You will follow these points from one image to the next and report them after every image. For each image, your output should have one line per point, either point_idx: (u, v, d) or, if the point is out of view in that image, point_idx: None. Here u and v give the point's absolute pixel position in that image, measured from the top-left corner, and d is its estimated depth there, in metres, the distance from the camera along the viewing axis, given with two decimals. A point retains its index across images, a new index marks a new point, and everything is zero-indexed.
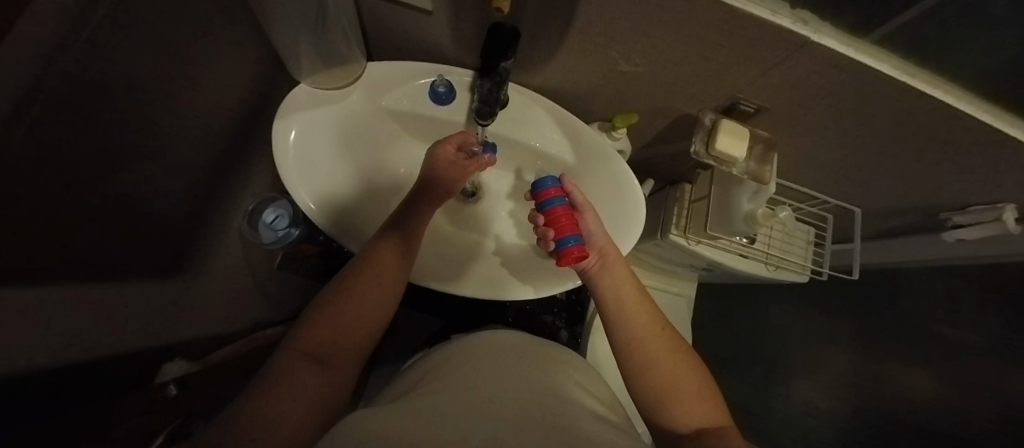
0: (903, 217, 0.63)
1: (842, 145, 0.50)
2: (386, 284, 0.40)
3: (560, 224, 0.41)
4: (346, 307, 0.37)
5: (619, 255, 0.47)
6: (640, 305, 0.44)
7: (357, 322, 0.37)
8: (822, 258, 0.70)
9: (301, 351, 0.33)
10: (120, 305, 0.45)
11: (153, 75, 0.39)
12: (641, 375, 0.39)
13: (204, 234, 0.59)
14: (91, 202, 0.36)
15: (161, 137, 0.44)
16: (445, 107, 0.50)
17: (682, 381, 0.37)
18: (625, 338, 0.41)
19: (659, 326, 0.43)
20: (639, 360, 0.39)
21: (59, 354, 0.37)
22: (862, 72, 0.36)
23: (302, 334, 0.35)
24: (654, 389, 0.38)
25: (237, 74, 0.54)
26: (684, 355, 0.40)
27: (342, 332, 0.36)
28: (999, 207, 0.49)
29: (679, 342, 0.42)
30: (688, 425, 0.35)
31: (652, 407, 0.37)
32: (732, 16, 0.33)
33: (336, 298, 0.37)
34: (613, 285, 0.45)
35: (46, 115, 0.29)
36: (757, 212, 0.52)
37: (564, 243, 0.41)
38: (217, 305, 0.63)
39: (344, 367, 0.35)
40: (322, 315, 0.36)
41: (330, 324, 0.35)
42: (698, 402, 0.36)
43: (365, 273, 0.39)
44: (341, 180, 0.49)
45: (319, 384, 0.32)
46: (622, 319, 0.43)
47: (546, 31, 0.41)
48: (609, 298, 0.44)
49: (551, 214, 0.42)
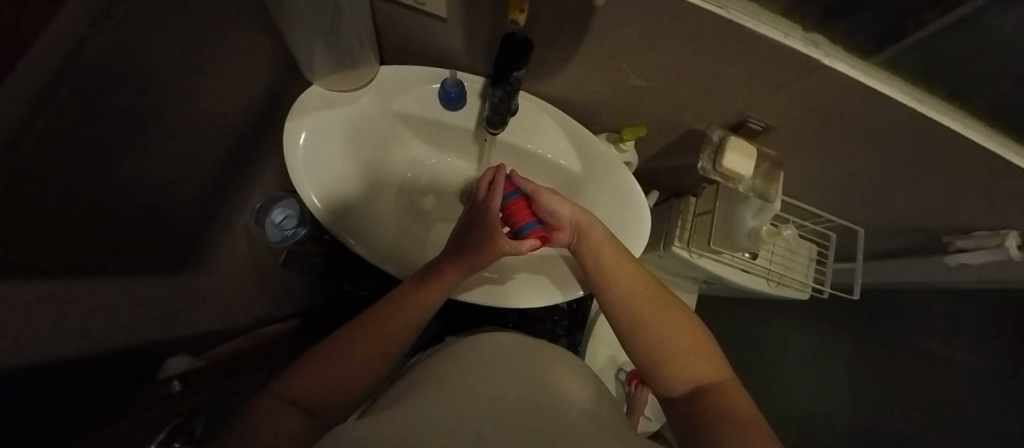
0: (907, 239, 0.62)
1: (847, 166, 0.50)
2: (399, 321, 0.38)
3: (517, 214, 0.45)
4: (348, 354, 0.35)
5: (596, 222, 0.46)
6: (625, 267, 0.43)
7: (347, 369, 0.34)
8: (824, 276, 0.69)
9: (283, 396, 0.31)
10: (123, 297, 0.45)
11: (168, 70, 0.40)
12: (636, 336, 0.38)
13: (210, 229, 0.59)
14: (104, 192, 0.37)
15: (171, 131, 0.44)
16: (455, 112, 0.51)
17: (671, 338, 0.37)
18: (611, 304, 0.41)
19: (643, 285, 0.41)
20: (625, 327, 0.39)
21: (65, 344, 0.37)
22: (871, 96, 0.36)
23: (289, 379, 0.33)
24: (648, 348, 0.37)
25: (252, 73, 0.54)
26: (676, 312, 0.39)
27: (333, 373, 0.34)
28: (1002, 233, 0.50)
29: (664, 296, 0.41)
30: (684, 384, 0.35)
31: (649, 369, 0.37)
32: (745, 36, 0.33)
33: (340, 343, 0.36)
34: (591, 255, 0.44)
35: (63, 112, 0.29)
36: (762, 230, 0.53)
37: (525, 229, 0.45)
38: (218, 301, 0.63)
39: (331, 402, 0.33)
40: (315, 360, 0.34)
41: (321, 366, 0.34)
42: (688, 357, 0.35)
43: (383, 314, 0.39)
44: (349, 181, 0.49)
45: (295, 428, 0.29)
46: (607, 283, 0.42)
47: (558, 42, 0.41)
48: (590, 268, 0.43)
49: (511, 206, 0.45)
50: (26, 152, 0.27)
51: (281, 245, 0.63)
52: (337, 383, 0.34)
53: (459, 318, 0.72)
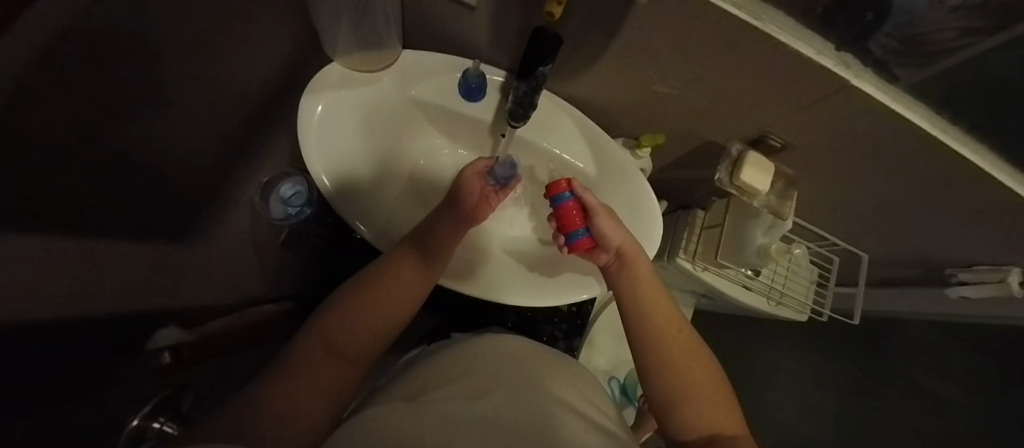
0: (907, 268, 0.63)
1: (860, 191, 0.50)
2: (410, 281, 0.40)
3: (571, 219, 0.44)
4: (362, 311, 0.36)
5: (636, 251, 0.46)
6: (658, 304, 0.43)
7: (373, 333, 0.36)
8: (824, 299, 0.70)
9: (318, 347, 0.33)
10: (112, 265, 0.43)
11: (183, 32, 0.38)
12: (659, 372, 0.38)
13: (210, 201, 0.58)
14: (106, 150, 0.35)
15: (179, 96, 0.42)
16: (475, 103, 0.50)
17: (694, 384, 0.36)
18: (639, 335, 0.41)
19: (675, 326, 0.41)
20: (648, 360, 0.39)
21: (58, 304, 0.36)
22: (897, 122, 0.37)
23: (322, 326, 0.35)
24: (669, 388, 0.36)
25: (273, 47, 0.53)
26: (701, 357, 0.39)
27: (362, 337, 0.35)
28: (1005, 268, 0.50)
29: (695, 343, 0.40)
30: (697, 430, 0.34)
31: (664, 407, 0.36)
32: (778, 51, 0.33)
33: (354, 301, 0.37)
34: (628, 284, 0.44)
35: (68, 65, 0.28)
36: (771, 247, 0.53)
37: (576, 236, 0.44)
38: (212, 276, 0.61)
39: (360, 357, 0.34)
40: (343, 316, 0.35)
41: (352, 319, 0.35)
42: (709, 409, 0.35)
43: (390, 278, 0.39)
44: (360, 162, 0.48)
45: (330, 378, 0.31)
46: (639, 314, 0.42)
47: (587, 42, 0.41)
48: (625, 295, 0.44)
49: (562, 209, 0.44)
50: (28, 107, 0.26)
51: (284, 223, 0.62)
52: (366, 334, 0.35)
53: (459, 312, 0.71)
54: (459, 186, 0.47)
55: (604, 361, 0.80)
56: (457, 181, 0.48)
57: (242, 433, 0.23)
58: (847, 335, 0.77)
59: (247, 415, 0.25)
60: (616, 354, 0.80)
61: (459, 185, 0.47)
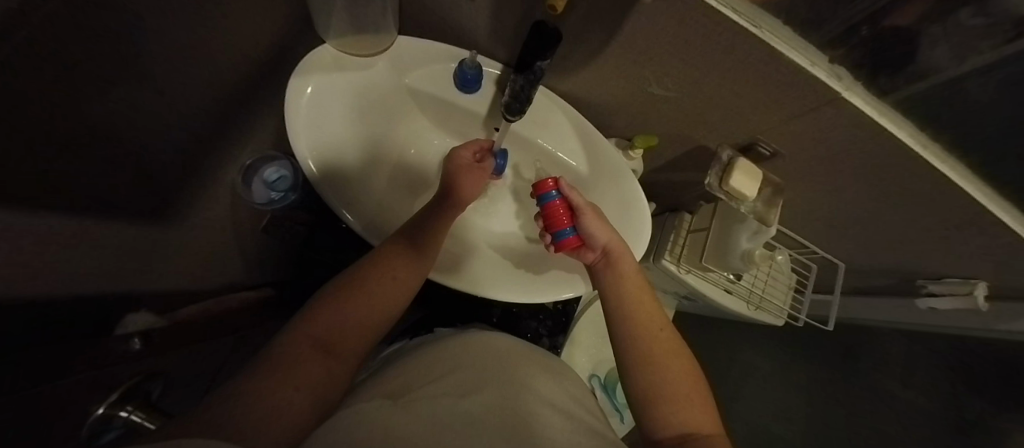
0: (881, 278, 0.66)
1: (841, 201, 0.52)
2: (398, 278, 0.40)
3: (558, 218, 0.44)
4: (350, 306, 0.36)
5: (624, 251, 0.46)
6: (642, 303, 0.43)
7: (358, 327, 0.36)
8: (800, 305, 0.72)
9: (306, 343, 0.32)
10: (77, 244, 0.41)
11: (166, 7, 0.37)
12: (641, 370, 0.38)
13: (189, 183, 0.56)
14: (79, 123, 0.34)
15: (158, 71, 0.41)
16: (470, 95, 0.49)
17: (673, 383, 0.37)
18: (622, 334, 0.41)
19: (659, 327, 0.42)
20: (631, 359, 0.39)
21: (21, 280, 0.34)
22: (880, 136, 0.38)
23: (310, 321, 0.34)
24: (650, 386, 0.37)
25: (262, 25, 0.51)
26: (682, 357, 0.39)
27: (345, 332, 0.35)
28: (972, 282, 0.53)
29: (677, 343, 0.41)
30: (675, 428, 0.34)
31: (643, 405, 0.37)
32: (774, 60, 0.34)
33: (342, 296, 0.37)
34: (613, 282, 0.45)
35: (49, 40, 0.27)
36: (755, 252, 0.55)
37: (564, 235, 0.44)
38: (186, 259, 0.59)
39: (346, 355, 0.34)
40: (327, 313, 0.35)
41: (339, 315, 0.35)
42: (685, 407, 0.35)
43: (378, 274, 0.39)
44: (350, 150, 0.46)
45: (316, 374, 0.31)
46: (624, 313, 0.42)
47: (587, 39, 0.41)
48: (610, 295, 0.44)
49: (550, 208, 0.44)
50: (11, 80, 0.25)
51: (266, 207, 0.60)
52: (352, 330, 0.35)
53: (443, 305, 0.71)
54: (449, 176, 0.47)
55: (587, 358, 0.81)
56: (448, 169, 0.47)
57: (226, 423, 0.22)
58: (821, 340, 0.80)
59: (235, 403, 0.25)
60: (599, 351, 0.82)
61: (449, 179, 0.47)
